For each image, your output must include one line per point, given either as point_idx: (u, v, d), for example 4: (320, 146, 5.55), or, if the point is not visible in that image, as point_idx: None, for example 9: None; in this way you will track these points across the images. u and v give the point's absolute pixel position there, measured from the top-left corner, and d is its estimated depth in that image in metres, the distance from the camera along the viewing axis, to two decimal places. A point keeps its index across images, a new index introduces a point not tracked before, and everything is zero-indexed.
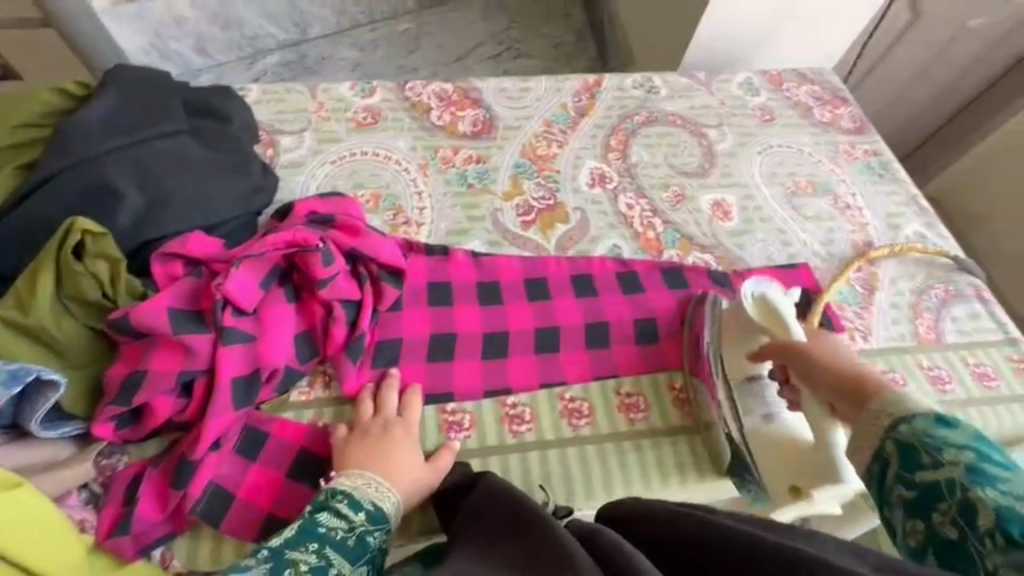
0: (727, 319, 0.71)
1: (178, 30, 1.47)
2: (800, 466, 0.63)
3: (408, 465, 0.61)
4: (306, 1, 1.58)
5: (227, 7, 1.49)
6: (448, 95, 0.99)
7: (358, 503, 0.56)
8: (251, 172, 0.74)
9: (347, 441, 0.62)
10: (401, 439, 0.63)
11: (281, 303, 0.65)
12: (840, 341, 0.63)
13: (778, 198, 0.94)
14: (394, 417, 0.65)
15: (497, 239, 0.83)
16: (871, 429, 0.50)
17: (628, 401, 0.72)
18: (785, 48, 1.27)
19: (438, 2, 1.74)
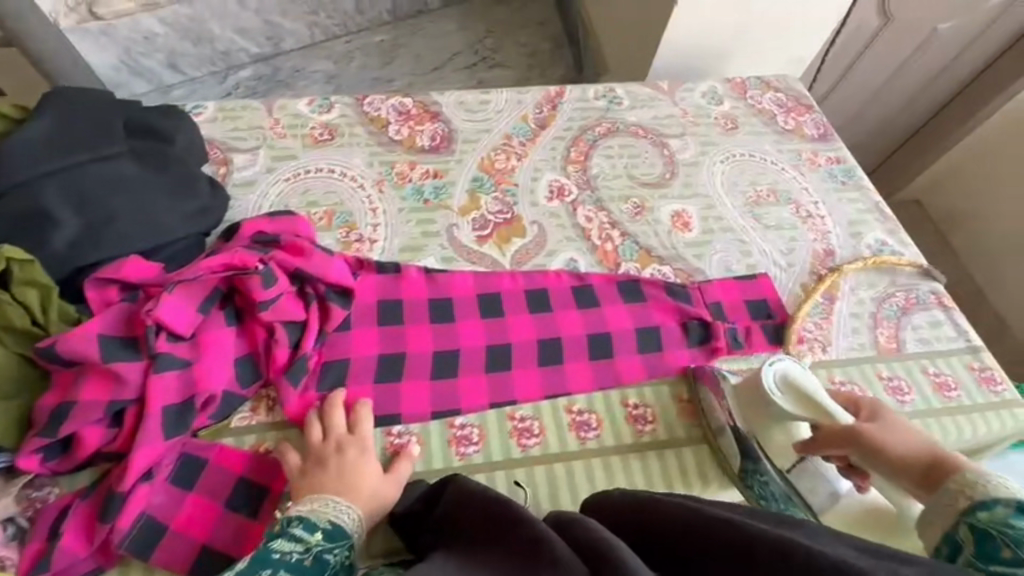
0: (756, 407, 0.68)
1: (148, 46, 1.47)
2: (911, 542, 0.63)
3: (366, 483, 0.60)
4: (278, 15, 1.58)
5: (198, 22, 1.49)
6: (408, 109, 0.98)
7: (315, 524, 0.55)
8: (199, 192, 0.74)
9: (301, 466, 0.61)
10: (357, 459, 0.62)
11: (222, 326, 0.64)
12: (882, 412, 0.62)
13: (739, 207, 0.94)
14: (344, 436, 0.64)
15: (450, 255, 0.82)
16: (948, 513, 0.50)
17: (580, 419, 0.71)
18: (753, 55, 1.27)
19: (413, 14, 1.75)
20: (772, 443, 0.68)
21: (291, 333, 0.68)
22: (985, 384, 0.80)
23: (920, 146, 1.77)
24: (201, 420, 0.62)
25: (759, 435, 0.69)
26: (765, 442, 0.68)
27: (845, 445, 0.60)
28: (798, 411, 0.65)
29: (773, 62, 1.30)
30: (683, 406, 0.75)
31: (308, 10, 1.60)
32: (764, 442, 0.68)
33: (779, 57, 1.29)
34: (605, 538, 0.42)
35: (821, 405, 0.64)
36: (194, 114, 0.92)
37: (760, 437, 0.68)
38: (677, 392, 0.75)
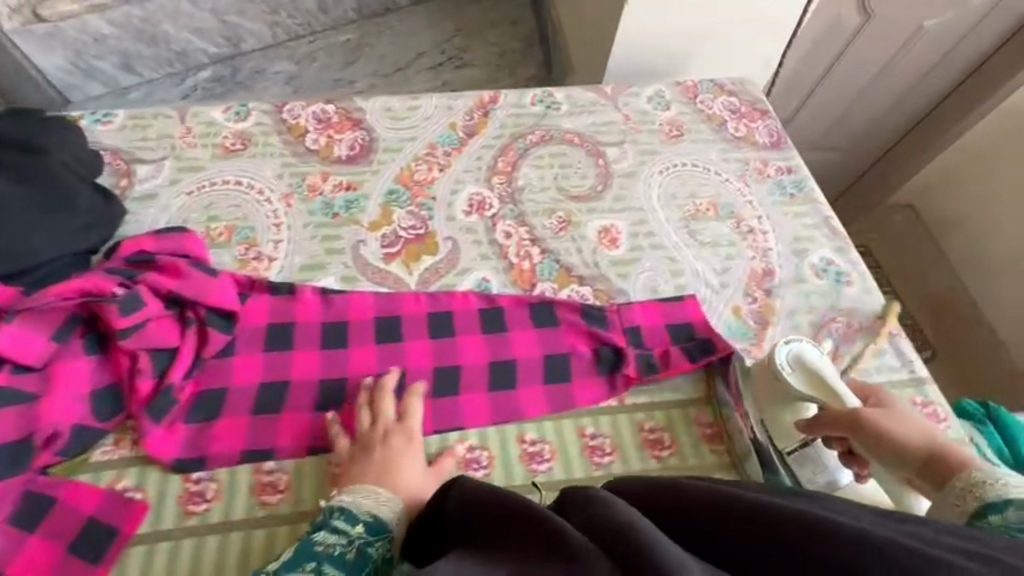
0: (764, 387, 0.70)
1: (99, 48, 1.40)
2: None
3: (410, 475, 0.61)
4: (235, 14, 1.49)
5: (150, 23, 1.41)
6: (329, 117, 0.93)
7: (356, 517, 0.57)
8: (76, 208, 0.72)
9: (356, 450, 0.62)
10: (406, 449, 0.63)
11: (79, 358, 0.62)
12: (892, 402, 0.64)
13: (674, 222, 0.87)
14: (392, 425, 0.64)
15: (352, 273, 0.77)
16: (955, 507, 0.52)
17: (469, 457, 0.66)
18: (720, 59, 1.13)
19: (381, 13, 1.69)
20: (778, 422, 0.69)
21: (159, 362, 0.64)
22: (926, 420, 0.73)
23: (912, 145, 1.62)
24: (48, 457, 0.59)
25: (769, 413, 0.70)
26: (773, 422, 0.69)
27: (855, 428, 0.61)
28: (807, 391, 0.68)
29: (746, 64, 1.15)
30: (585, 443, 0.68)
31: (268, 9, 1.52)
32: (771, 421, 0.69)
33: (751, 62, 1.15)
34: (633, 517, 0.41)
35: (833, 389, 0.67)
36: (101, 122, 0.88)
37: (769, 418, 0.70)
38: (582, 426, 0.69)
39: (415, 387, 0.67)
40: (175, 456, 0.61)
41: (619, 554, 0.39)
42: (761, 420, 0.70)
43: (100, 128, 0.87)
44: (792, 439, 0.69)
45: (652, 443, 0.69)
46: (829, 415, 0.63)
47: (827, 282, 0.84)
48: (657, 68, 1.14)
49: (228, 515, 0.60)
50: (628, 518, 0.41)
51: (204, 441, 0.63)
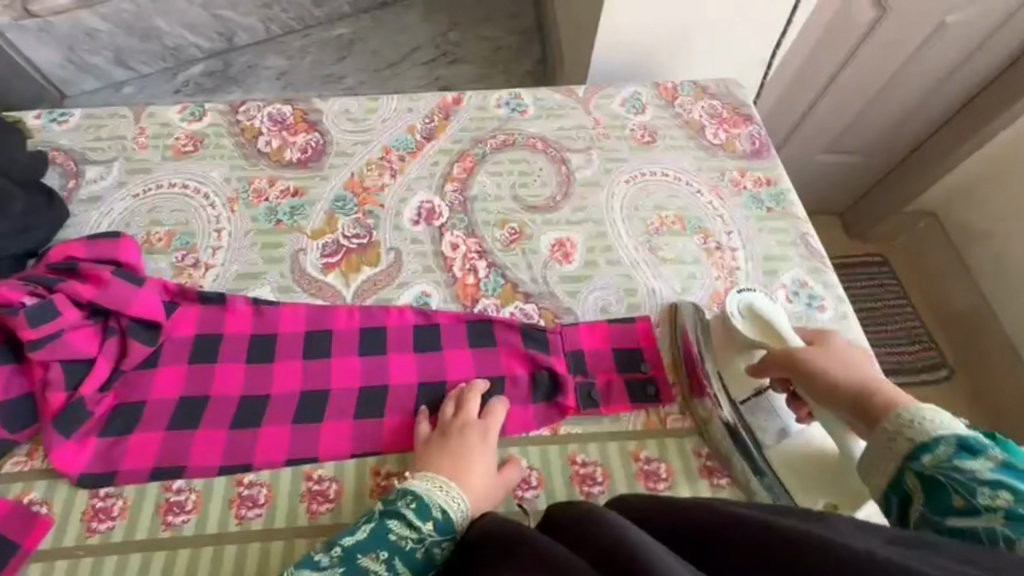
0: (719, 336, 0.69)
1: (92, 44, 1.34)
2: (842, 489, 0.62)
3: (479, 475, 0.60)
4: (230, 10, 1.42)
5: (142, 17, 1.34)
6: (285, 118, 0.90)
7: (431, 511, 0.55)
8: (9, 212, 0.72)
9: (429, 439, 0.62)
10: (477, 445, 0.61)
11: None
12: (839, 345, 0.62)
13: (635, 235, 0.82)
14: (472, 424, 0.63)
15: (288, 284, 0.75)
16: (888, 453, 0.50)
17: (386, 484, 0.62)
18: (711, 56, 1.04)
19: (380, 5, 1.60)
20: (730, 372, 0.67)
21: (72, 374, 0.63)
22: None
23: (940, 146, 1.49)
24: None
25: (722, 363, 0.68)
26: (726, 374, 0.67)
27: (795, 371, 0.60)
28: (755, 337, 0.66)
29: (739, 64, 1.06)
30: None
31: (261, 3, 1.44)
32: (722, 373, 0.68)
33: (748, 61, 1.05)
34: (620, 523, 0.40)
35: (779, 334, 0.65)
36: (56, 121, 0.87)
37: (723, 369, 0.68)
38: (509, 456, 0.64)
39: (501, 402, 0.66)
40: (82, 470, 0.60)
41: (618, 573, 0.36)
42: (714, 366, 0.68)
43: (56, 128, 0.87)
44: (744, 387, 0.67)
45: (582, 478, 0.64)
46: (772, 359, 0.62)
47: (798, 307, 0.77)
48: (642, 65, 1.05)
49: (130, 535, 0.58)
50: (619, 528, 0.40)
51: (115, 455, 0.61)
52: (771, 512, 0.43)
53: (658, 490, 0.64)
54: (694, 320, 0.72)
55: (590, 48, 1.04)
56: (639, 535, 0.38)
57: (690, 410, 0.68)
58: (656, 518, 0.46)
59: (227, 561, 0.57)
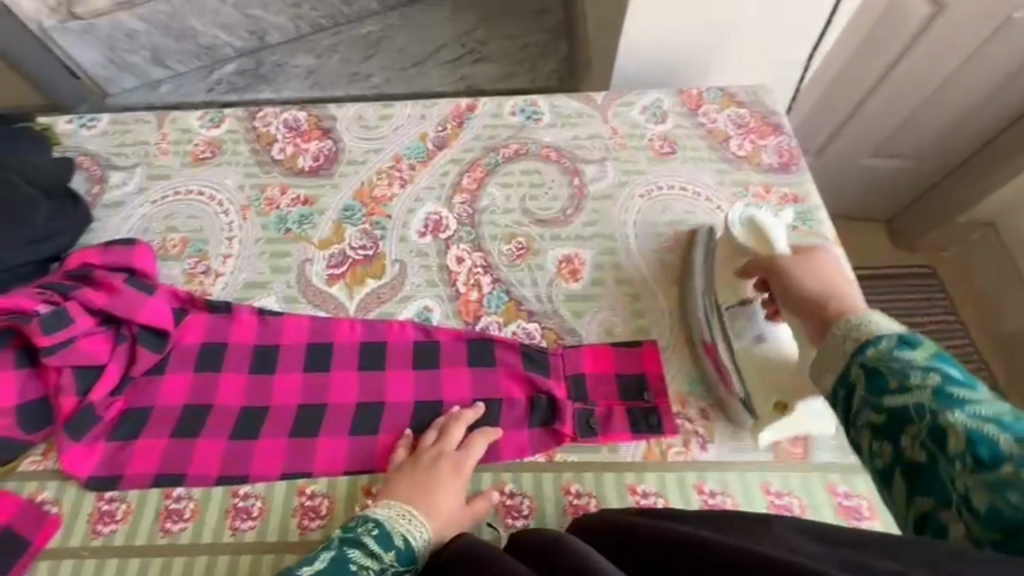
0: (722, 249, 0.72)
1: (131, 44, 1.37)
2: (797, 387, 0.63)
3: (448, 503, 0.59)
4: (261, 8, 1.43)
5: (177, 18, 1.36)
6: (299, 125, 0.91)
7: (392, 539, 0.55)
8: (32, 220, 0.74)
9: (405, 468, 0.62)
10: (448, 475, 0.61)
11: (10, 371, 0.64)
12: (823, 258, 0.61)
13: (647, 253, 0.79)
14: (446, 454, 0.62)
15: (294, 295, 0.75)
16: (836, 353, 0.47)
17: None
18: (742, 60, 0.97)
19: (406, 2, 1.59)
20: (722, 282, 0.70)
21: (83, 379, 0.65)
22: None
23: (1001, 152, 1.37)
24: None
25: (715, 277, 0.72)
26: (717, 286, 0.71)
27: (767, 271, 0.62)
28: (747, 245, 0.69)
29: (771, 70, 0.99)
30: (501, 501, 0.62)
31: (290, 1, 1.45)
32: (715, 283, 0.71)
33: (782, 65, 0.98)
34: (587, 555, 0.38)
35: (769, 242, 0.67)
36: (85, 126, 0.90)
37: (716, 282, 0.71)
38: (500, 481, 0.63)
39: (490, 430, 0.64)
40: (90, 473, 0.63)
41: None
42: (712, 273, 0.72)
43: (85, 133, 0.90)
44: (733, 296, 0.69)
45: (575, 509, 0.62)
46: (753, 260, 0.65)
47: None
48: (668, 69, 0.99)
49: (130, 540, 0.60)
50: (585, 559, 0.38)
51: (122, 459, 0.64)
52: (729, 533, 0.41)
53: None
54: (704, 246, 0.76)
55: (614, 52, 0.99)
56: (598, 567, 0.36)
57: (686, 334, 0.73)
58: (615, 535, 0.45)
59: (219, 570, 0.58)
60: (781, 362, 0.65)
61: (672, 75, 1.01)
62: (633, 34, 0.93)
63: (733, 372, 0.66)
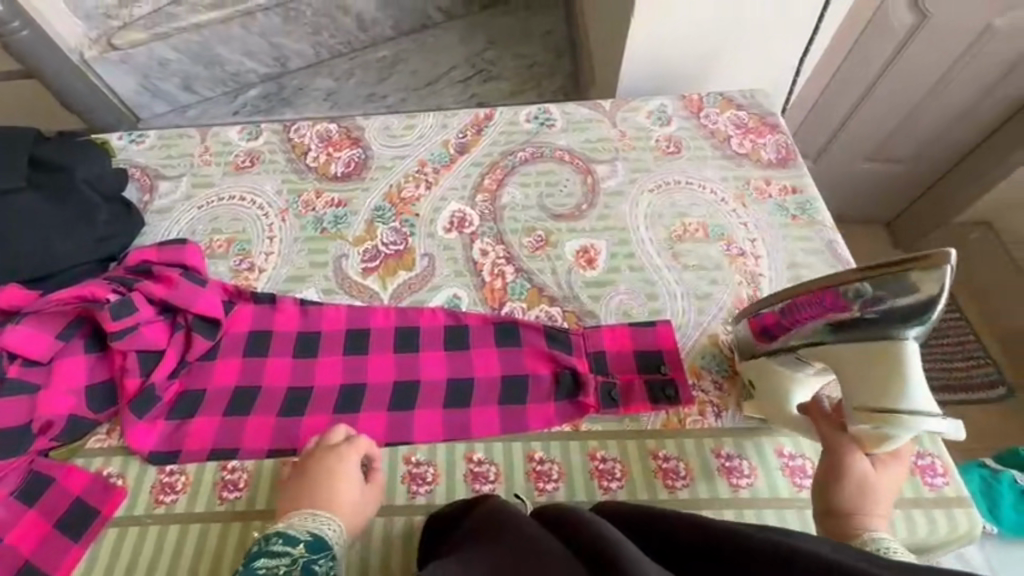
0: (883, 372, 0.55)
1: (164, 71, 1.47)
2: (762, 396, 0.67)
3: (345, 496, 0.61)
4: (282, 36, 1.54)
5: (206, 47, 1.47)
6: (331, 136, 0.99)
7: (295, 537, 0.55)
8: (97, 222, 0.79)
9: (294, 475, 0.63)
10: (338, 468, 0.62)
11: (79, 355, 0.69)
12: (886, 478, 0.57)
13: (657, 242, 0.84)
14: (315, 449, 0.64)
15: (332, 287, 0.82)
16: None
17: (416, 471, 0.67)
18: (739, 66, 1.05)
19: (418, 28, 1.70)
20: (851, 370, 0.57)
21: (145, 363, 0.71)
22: (919, 475, 0.65)
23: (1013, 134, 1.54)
24: (45, 442, 0.66)
25: (850, 353, 0.57)
26: (843, 360, 0.57)
27: (833, 446, 0.59)
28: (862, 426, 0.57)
29: (767, 76, 1.07)
30: (531, 467, 0.67)
31: (312, 30, 1.56)
32: (846, 353, 0.57)
33: (775, 71, 1.06)
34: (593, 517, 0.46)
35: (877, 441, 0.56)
36: (134, 142, 0.98)
37: (841, 353, 0.57)
38: (530, 450, 0.68)
39: (361, 441, 0.65)
40: (152, 448, 0.68)
41: (592, 554, 0.43)
42: (844, 354, 0.57)
43: (134, 148, 0.98)
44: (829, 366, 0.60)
45: (602, 474, 0.66)
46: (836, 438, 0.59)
47: None
48: (671, 77, 1.07)
49: (191, 507, 0.65)
50: (593, 524, 0.46)
51: (179, 437, 0.69)
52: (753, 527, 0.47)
53: (677, 488, 0.65)
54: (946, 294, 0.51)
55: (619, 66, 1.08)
56: (613, 530, 0.45)
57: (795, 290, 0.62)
58: (636, 527, 0.52)
59: None
60: (783, 387, 0.65)
61: (672, 83, 1.09)
62: (636, 47, 1.01)
63: (767, 351, 0.65)
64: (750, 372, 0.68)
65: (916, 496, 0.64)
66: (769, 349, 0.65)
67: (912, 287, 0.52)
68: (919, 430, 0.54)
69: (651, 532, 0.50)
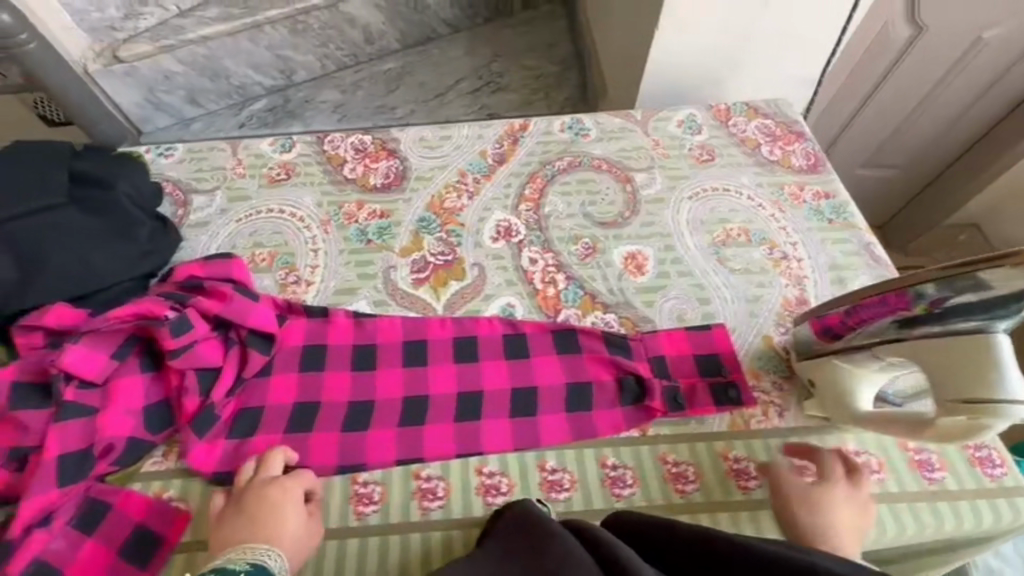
0: (972, 360, 0.56)
1: (169, 85, 1.43)
2: (829, 395, 0.68)
3: (286, 523, 0.58)
4: (290, 49, 1.53)
5: (213, 59, 1.44)
6: (366, 148, 0.98)
7: (233, 568, 0.52)
8: (138, 237, 0.77)
9: (226, 512, 0.59)
10: (279, 499, 0.60)
11: (135, 374, 0.66)
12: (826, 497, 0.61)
13: (702, 247, 0.86)
14: (251, 482, 0.62)
15: (383, 298, 0.81)
16: None
17: (489, 482, 0.67)
18: (751, 78, 1.12)
19: (424, 40, 1.71)
20: (937, 360, 0.59)
21: (203, 381, 0.68)
22: (979, 467, 0.68)
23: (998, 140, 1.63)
24: (102, 467, 0.63)
25: (936, 344, 0.58)
26: (929, 351, 0.59)
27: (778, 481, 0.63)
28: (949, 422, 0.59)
29: (777, 84, 1.14)
30: (605, 473, 0.67)
31: (320, 43, 1.55)
32: (933, 344, 0.59)
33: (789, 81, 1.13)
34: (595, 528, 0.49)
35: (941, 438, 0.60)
36: (163, 155, 0.96)
37: (928, 345, 0.59)
38: (602, 456, 0.69)
39: (302, 475, 0.63)
40: (215, 470, 0.65)
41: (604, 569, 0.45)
42: (930, 344, 0.59)
43: (164, 161, 0.95)
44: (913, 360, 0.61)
45: (675, 477, 0.67)
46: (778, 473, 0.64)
47: None
48: (686, 84, 1.13)
49: None
50: (601, 540, 0.48)
51: (241, 457, 0.67)
52: (778, 544, 0.50)
53: (750, 488, 0.66)
54: None
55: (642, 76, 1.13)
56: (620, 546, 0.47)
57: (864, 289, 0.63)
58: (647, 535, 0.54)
59: (349, 557, 0.62)
60: (848, 388, 0.67)
61: (694, 91, 1.15)
62: (659, 57, 1.08)
63: (835, 346, 0.67)
64: (813, 373, 0.70)
65: (978, 488, 0.66)
66: (836, 347, 0.67)
67: (987, 285, 0.53)
68: (1013, 418, 0.56)
69: (647, 541, 0.53)
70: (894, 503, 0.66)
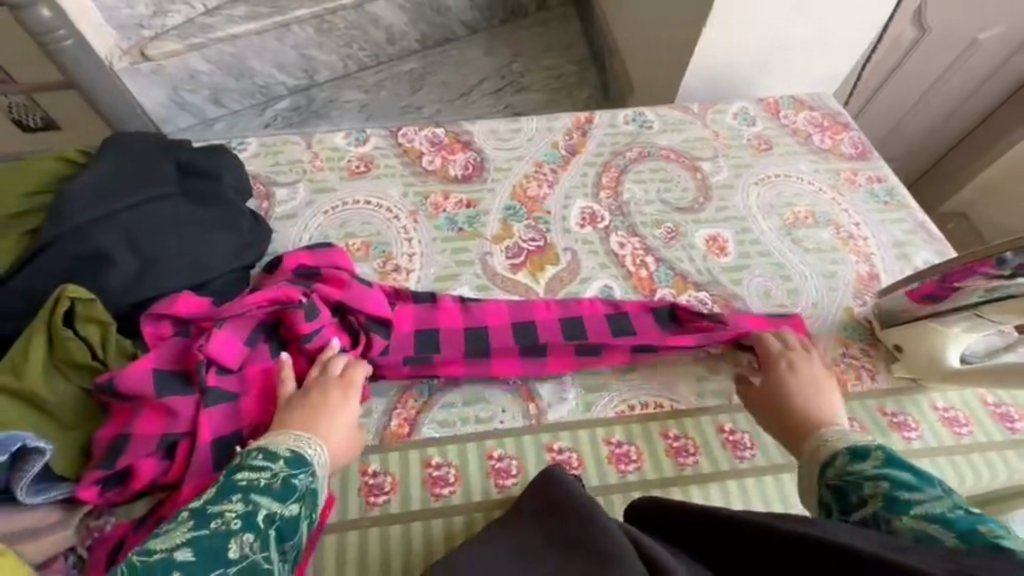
0: None
1: (194, 84, 1.39)
2: (918, 358, 0.75)
3: (332, 424, 0.62)
4: (315, 48, 1.51)
5: (240, 58, 1.41)
6: (439, 140, 0.99)
7: (274, 454, 0.57)
8: (240, 227, 0.76)
9: (286, 401, 0.63)
10: (332, 403, 0.63)
11: (267, 360, 0.67)
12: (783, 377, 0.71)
13: (776, 230, 0.92)
14: (314, 383, 0.65)
15: (484, 283, 0.83)
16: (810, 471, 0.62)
17: (618, 452, 0.70)
18: (784, 73, 1.18)
19: (443, 40, 1.71)
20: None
21: None
22: None
23: (992, 130, 1.74)
24: None
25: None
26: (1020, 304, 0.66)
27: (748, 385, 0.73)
28: None
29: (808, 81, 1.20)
30: (725, 437, 0.73)
31: (343, 43, 1.54)
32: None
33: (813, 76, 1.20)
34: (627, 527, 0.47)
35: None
36: (237, 149, 0.94)
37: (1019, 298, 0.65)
38: (719, 422, 0.74)
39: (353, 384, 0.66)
40: None
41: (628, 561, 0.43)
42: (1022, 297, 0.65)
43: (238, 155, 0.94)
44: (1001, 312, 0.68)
45: None
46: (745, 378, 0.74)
47: None
48: (728, 80, 1.18)
49: (407, 505, 0.65)
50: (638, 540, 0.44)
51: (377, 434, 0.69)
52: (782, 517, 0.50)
53: None
54: None
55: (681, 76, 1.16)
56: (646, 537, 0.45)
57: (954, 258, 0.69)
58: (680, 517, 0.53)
59: None
60: (939, 353, 0.73)
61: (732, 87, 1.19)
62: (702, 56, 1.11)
63: (926, 309, 0.73)
64: (900, 339, 0.76)
65: None
66: (933, 311, 0.73)
67: None
68: None
69: (689, 529, 0.52)
70: (985, 452, 0.72)
